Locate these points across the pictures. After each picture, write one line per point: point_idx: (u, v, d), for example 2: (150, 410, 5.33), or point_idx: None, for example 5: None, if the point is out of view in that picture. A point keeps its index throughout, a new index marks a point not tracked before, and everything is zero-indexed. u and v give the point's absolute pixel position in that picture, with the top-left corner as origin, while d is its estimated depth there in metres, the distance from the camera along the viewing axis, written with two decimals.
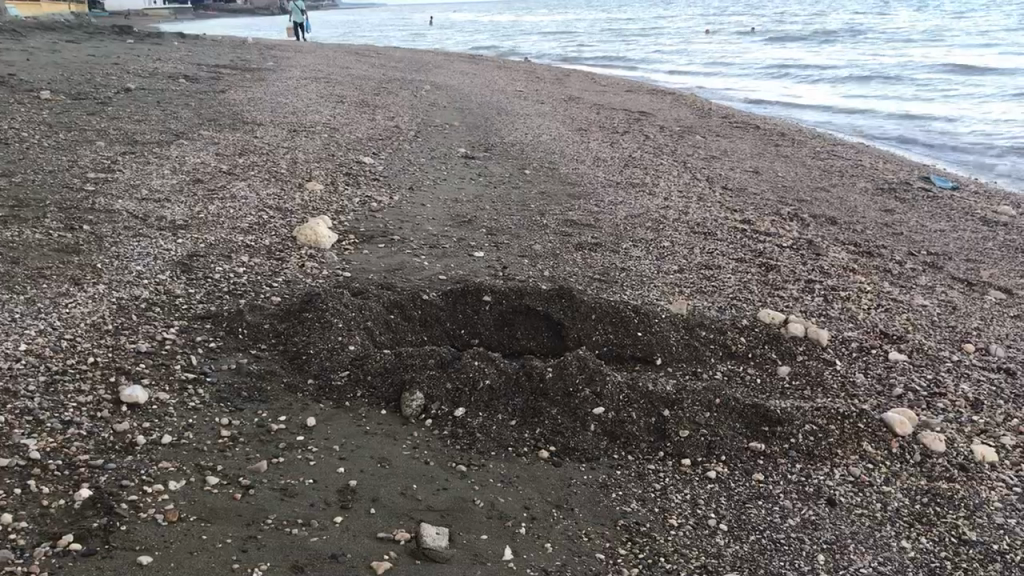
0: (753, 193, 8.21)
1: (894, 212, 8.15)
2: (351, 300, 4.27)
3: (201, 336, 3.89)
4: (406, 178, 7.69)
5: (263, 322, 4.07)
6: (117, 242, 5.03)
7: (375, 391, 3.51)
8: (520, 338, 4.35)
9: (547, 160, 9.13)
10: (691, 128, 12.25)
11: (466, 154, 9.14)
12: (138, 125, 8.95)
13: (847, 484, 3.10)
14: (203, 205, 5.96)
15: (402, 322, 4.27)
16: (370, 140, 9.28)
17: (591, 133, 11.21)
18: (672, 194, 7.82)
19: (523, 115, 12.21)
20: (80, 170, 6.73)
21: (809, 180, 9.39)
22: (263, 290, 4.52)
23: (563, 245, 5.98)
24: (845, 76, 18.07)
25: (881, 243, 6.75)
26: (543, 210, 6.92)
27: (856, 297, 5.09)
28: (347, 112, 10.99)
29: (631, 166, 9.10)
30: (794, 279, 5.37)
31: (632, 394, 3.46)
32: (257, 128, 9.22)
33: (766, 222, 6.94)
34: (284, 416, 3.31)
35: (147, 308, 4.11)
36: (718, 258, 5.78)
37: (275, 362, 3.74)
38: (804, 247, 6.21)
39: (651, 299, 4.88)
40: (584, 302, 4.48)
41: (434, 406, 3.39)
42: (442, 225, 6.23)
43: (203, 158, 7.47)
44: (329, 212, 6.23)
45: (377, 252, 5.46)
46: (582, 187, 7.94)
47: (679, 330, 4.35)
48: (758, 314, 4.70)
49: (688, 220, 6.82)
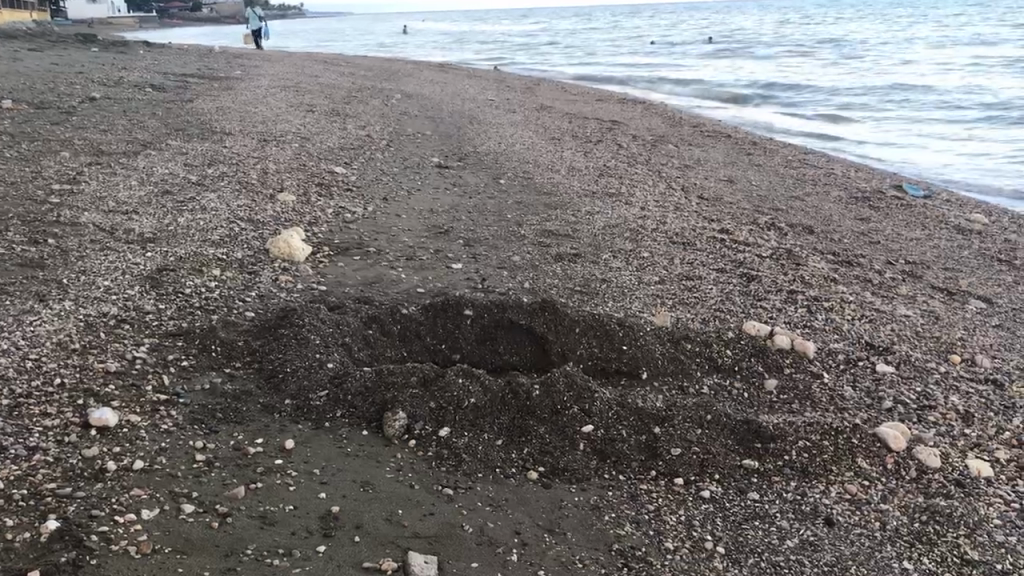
0: (729, 202, 8.17)
1: (870, 221, 8.14)
2: (328, 316, 4.14)
3: (173, 354, 3.75)
4: (380, 188, 7.57)
5: (236, 339, 3.92)
6: (84, 257, 4.87)
7: (356, 411, 3.39)
8: (503, 352, 4.25)
9: (521, 169, 9.06)
10: (664, 137, 12.24)
11: (439, 163, 9.02)
12: (103, 135, 8.75)
13: (844, 502, 3.03)
14: (172, 217, 5.80)
15: (381, 339, 4.16)
16: (341, 150, 9.14)
17: (564, 142, 11.14)
18: (648, 204, 7.76)
19: (495, 124, 12.13)
20: (44, 182, 6.54)
21: (784, 189, 9.38)
22: (236, 305, 4.38)
23: (541, 256, 5.88)
24: (813, 87, 18.10)
25: (860, 252, 6.73)
26: (520, 220, 6.83)
27: (840, 308, 5.03)
28: (317, 121, 10.85)
29: (606, 176, 9.03)
30: (775, 289, 5.31)
31: (622, 411, 3.36)
32: (226, 138, 9.05)
33: (744, 231, 6.89)
34: (260, 439, 3.17)
35: (115, 325, 3.96)
36: (698, 269, 5.72)
37: (250, 381, 3.60)
38: (784, 257, 6.16)
39: (634, 311, 4.80)
40: (567, 315, 4.37)
41: (417, 426, 3.27)
42: (418, 236, 6.12)
43: (171, 168, 7.29)
44: (302, 224, 6.10)
45: (353, 265, 5.34)
46: (558, 196, 7.86)
47: (664, 343, 4.27)
48: (743, 325, 4.62)
49: (666, 230, 6.76)
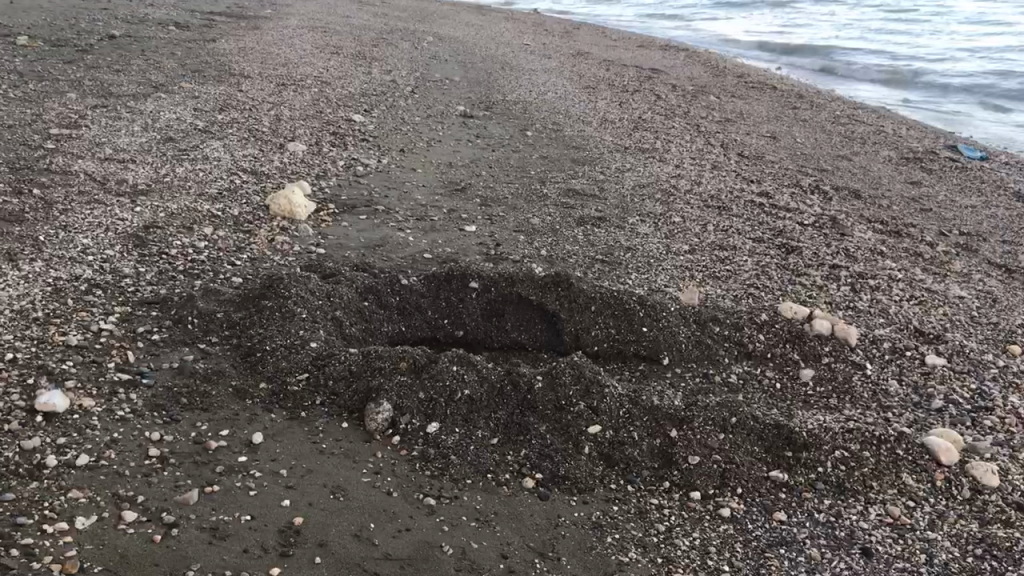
0: (770, 161, 7.67)
1: (922, 185, 7.62)
2: (319, 285, 3.77)
3: (144, 327, 3.41)
4: (399, 138, 7.17)
5: (215, 309, 3.57)
6: (67, 210, 4.54)
7: (337, 400, 3.03)
8: (511, 331, 3.89)
9: (551, 120, 8.59)
10: (704, 88, 11.64)
11: (464, 112, 8.58)
12: (115, 75, 8.39)
13: (885, 528, 2.63)
14: (170, 167, 5.45)
15: (377, 314, 3.79)
16: (363, 96, 8.72)
17: (599, 91, 10.62)
18: (683, 161, 7.28)
19: (528, 71, 11.61)
20: (42, 125, 6.20)
21: (829, 147, 8.84)
22: (223, 270, 4.03)
23: (563, 219, 5.47)
24: (867, 36, 17.27)
25: (910, 221, 6.23)
26: (543, 178, 6.41)
27: (886, 286, 4.58)
28: (341, 64, 10.42)
29: (640, 129, 8.54)
30: (816, 263, 4.87)
31: (635, 410, 2.97)
32: (243, 80, 8.67)
33: (785, 195, 6.41)
34: (225, 431, 2.83)
35: (86, 291, 3.62)
36: (733, 237, 5.28)
37: (225, 360, 3.26)
38: (827, 225, 5.69)
39: (659, 286, 4.39)
40: (583, 291, 3.97)
41: (402, 420, 2.91)
42: (432, 194, 5.73)
43: (179, 113, 6.93)
44: (309, 177, 5.73)
45: (358, 225, 4.97)
46: (587, 151, 7.41)
47: (689, 325, 3.88)
48: (778, 305, 4.19)
49: (700, 192, 6.30)
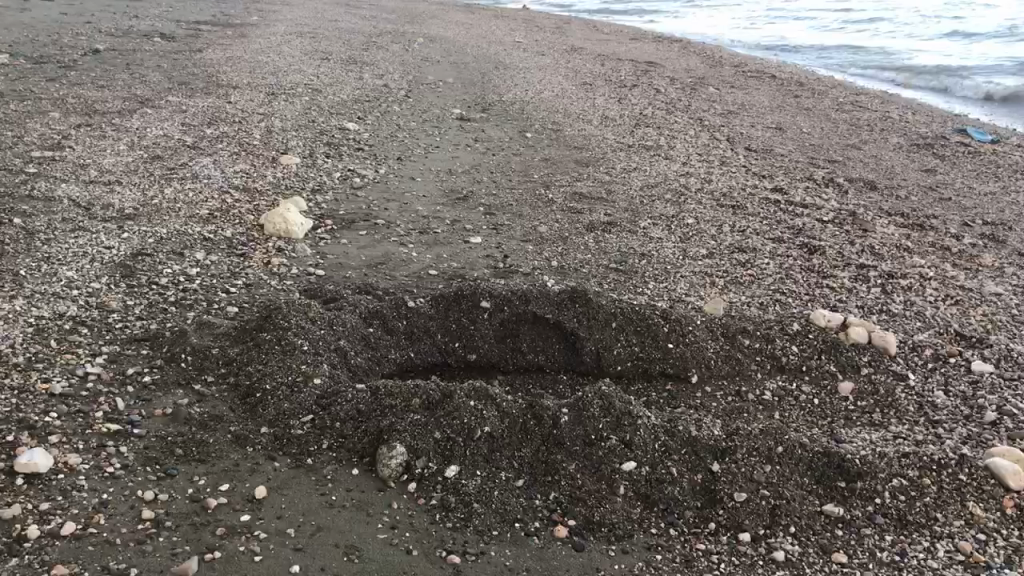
0: (779, 153, 7.42)
1: (936, 172, 7.37)
2: (320, 312, 3.52)
3: (134, 368, 3.16)
4: (395, 146, 6.92)
5: (210, 345, 3.32)
6: (50, 239, 4.28)
7: (345, 443, 2.78)
8: (526, 353, 3.64)
9: (550, 120, 8.34)
10: (703, 79, 11.39)
11: (460, 115, 8.32)
12: (99, 91, 8.13)
13: (958, 567, 2.38)
14: (158, 188, 5.20)
15: (384, 341, 3.55)
16: (354, 102, 8.46)
17: (597, 87, 10.37)
18: (690, 158, 7.04)
19: (523, 69, 11.36)
20: (24, 148, 5.95)
21: (837, 136, 8.59)
22: (217, 299, 3.78)
23: (572, 225, 5.23)
24: (864, 20, 17.04)
25: (931, 212, 5.99)
26: (547, 181, 6.16)
27: (919, 286, 4.34)
28: (332, 70, 10.16)
29: (642, 125, 8.28)
30: (841, 263, 4.62)
31: (672, 442, 2.72)
32: (231, 91, 8.41)
33: (799, 189, 6.17)
34: (225, 485, 2.58)
35: (71, 330, 3.37)
36: (751, 238, 5.03)
37: (223, 402, 3.01)
38: (847, 221, 5.45)
39: (680, 296, 4.14)
40: (602, 307, 3.73)
41: (418, 464, 2.66)
42: (433, 204, 5.49)
43: (166, 129, 6.67)
44: (304, 192, 5.48)
45: (357, 241, 4.72)
46: (590, 151, 7.16)
47: (717, 340, 3.64)
48: (809, 313, 3.94)
49: (712, 190, 6.06)
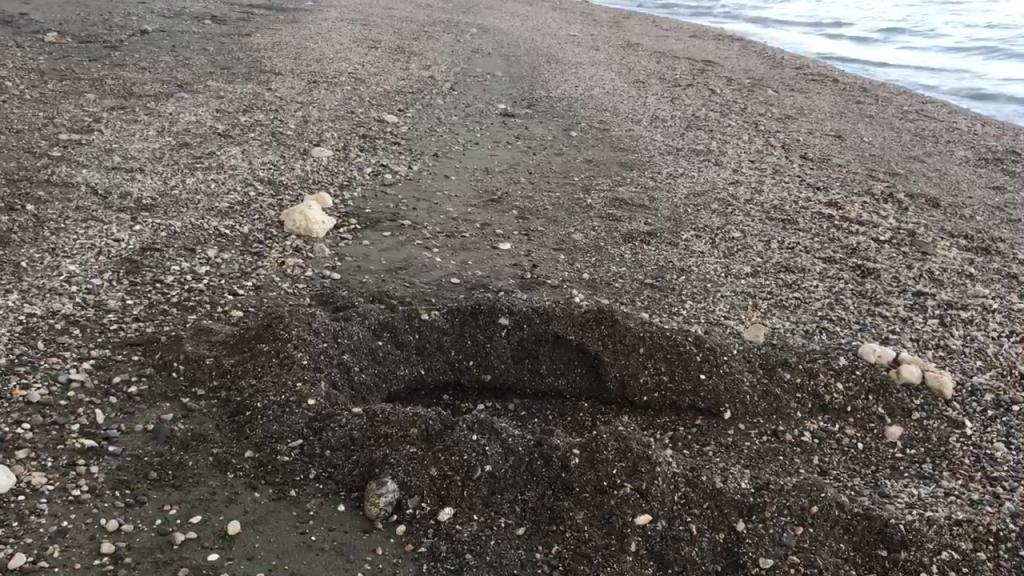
0: (837, 164, 7.04)
1: (1005, 190, 6.95)
2: (326, 322, 3.29)
3: (121, 376, 2.96)
4: (433, 141, 6.68)
5: (205, 354, 3.10)
6: (60, 229, 4.11)
7: (334, 474, 2.55)
8: (546, 376, 3.38)
9: (598, 118, 8.04)
10: (762, 81, 10.98)
11: (505, 110, 8.06)
12: (140, 73, 8.01)
13: None
14: (180, 177, 5.02)
15: (392, 357, 3.31)
16: (397, 93, 8.24)
17: (650, 86, 10.02)
18: (741, 165, 6.70)
19: (575, 64, 11.04)
20: (52, 130, 5.81)
21: (899, 147, 8.17)
22: (222, 302, 3.57)
23: (609, 234, 4.95)
24: (936, 19, 16.38)
25: (997, 234, 5.60)
26: (588, 185, 5.88)
27: (981, 319, 3.99)
28: (378, 59, 9.96)
29: (693, 128, 7.94)
30: (896, 290, 4.28)
31: (693, 495, 2.44)
32: (273, 78, 8.24)
33: (855, 204, 5.82)
34: (197, 517, 2.35)
35: (62, 331, 3.18)
36: (799, 257, 4.71)
37: (210, 418, 2.79)
38: (906, 241, 5.10)
39: (717, 320, 3.85)
40: (629, 329, 3.45)
41: (410, 504, 2.42)
42: (464, 205, 5.25)
43: (200, 115, 6.51)
44: (331, 187, 5.27)
45: (380, 243, 4.50)
46: (636, 154, 6.86)
47: (753, 373, 3.34)
48: (858, 346, 3.61)
49: (762, 201, 5.73)
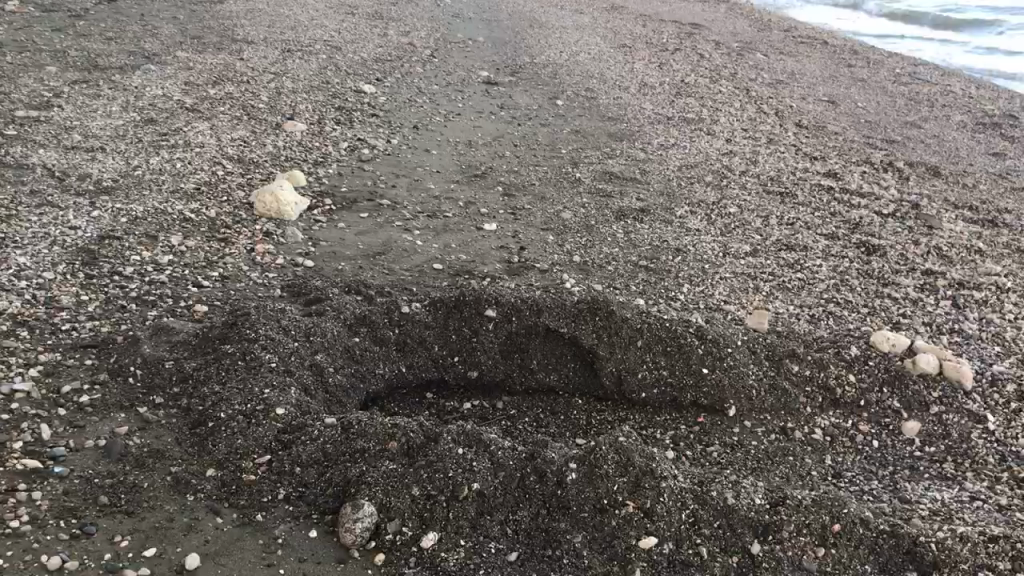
0: (833, 131, 6.79)
1: (1006, 156, 6.72)
2: (296, 319, 3.03)
3: (72, 383, 2.69)
4: (413, 113, 6.39)
5: (164, 356, 2.84)
6: (11, 216, 3.82)
7: (305, 495, 2.30)
8: (536, 372, 3.16)
9: (584, 86, 7.74)
10: (751, 44, 10.68)
11: (487, 78, 7.75)
12: (105, 44, 7.64)
13: None
14: (144, 157, 4.72)
15: (370, 353, 3.06)
16: (375, 62, 7.91)
17: (637, 51, 9.71)
18: (734, 134, 6.43)
19: (559, 29, 10.70)
20: (9, 106, 5.48)
21: (895, 112, 7.93)
22: (186, 296, 3.30)
23: (599, 211, 4.70)
24: None
25: (1002, 204, 5.38)
26: (576, 157, 5.62)
27: (996, 300, 3.77)
28: (355, 25, 9.59)
29: (683, 95, 7.66)
30: (905, 268, 4.06)
31: (702, 513, 2.22)
32: (245, 47, 7.89)
33: (854, 174, 5.58)
34: (151, 550, 2.11)
35: (7, 332, 2.90)
36: (801, 234, 4.47)
37: (169, 431, 2.54)
38: (909, 214, 4.87)
39: (717, 305, 3.61)
40: (626, 320, 3.20)
41: (390, 529, 2.18)
42: (446, 182, 4.98)
43: (167, 88, 6.18)
44: (305, 164, 4.99)
45: (357, 225, 4.23)
46: (625, 123, 6.58)
47: (759, 365, 3.11)
48: (870, 334, 3.38)
49: (757, 173, 5.48)
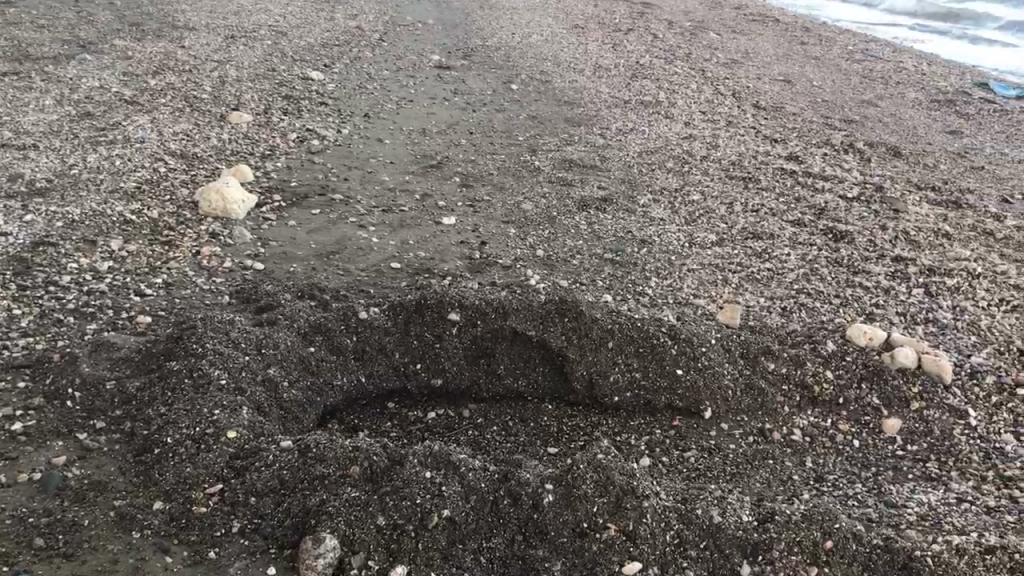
0: (791, 112, 6.71)
1: (963, 134, 6.70)
2: (247, 330, 2.84)
3: (3, 409, 2.48)
4: (363, 100, 6.17)
5: (105, 376, 2.64)
6: None
7: (262, 527, 2.14)
8: (504, 377, 3.01)
9: (538, 69, 7.57)
10: (703, 23, 10.58)
11: (439, 62, 7.54)
12: (37, 33, 7.28)
13: None
14: (80, 154, 4.46)
15: (326, 364, 2.89)
16: (322, 47, 7.65)
17: (590, 32, 9.54)
18: (692, 117, 6.31)
19: (510, 10, 10.49)
20: None
21: (851, 90, 7.87)
22: (128, 306, 3.10)
23: (561, 201, 4.55)
24: None
25: (964, 184, 5.33)
26: (533, 145, 5.46)
27: (968, 286, 3.70)
28: (300, 9, 9.29)
29: (639, 77, 7.53)
30: (875, 255, 3.97)
31: (688, 534, 2.11)
32: (185, 34, 7.58)
33: (816, 157, 5.49)
34: None
35: None
36: (767, 221, 4.37)
37: (111, 459, 2.35)
38: (873, 197, 4.80)
39: (688, 298, 3.49)
40: (596, 321, 3.06)
41: (356, 563, 2.02)
42: (401, 173, 4.80)
43: (103, 79, 5.90)
44: (252, 158, 4.77)
45: (309, 223, 4.04)
46: (581, 107, 6.43)
47: (734, 364, 3.00)
48: (845, 327, 3.27)
49: (719, 157, 5.38)
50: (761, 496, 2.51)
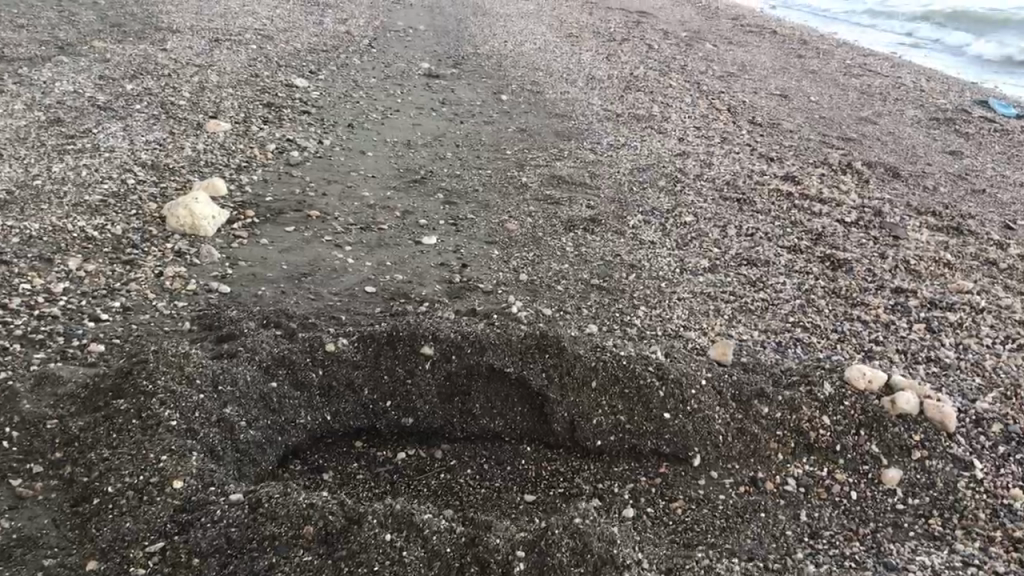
0: (788, 128, 6.54)
1: (963, 155, 6.54)
2: (205, 365, 2.65)
3: None
4: (347, 109, 5.98)
5: (46, 415, 2.43)
6: None
7: None
8: (480, 417, 2.81)
9: (529, 79, 7.39)
10: (700, 34, 10.41)
11: (428, 70, 7.36)
12: (15, 33, 7.07)
13: None
14: (45, 164, 4.26)
15: (289, 401, 2.70)
16: (309, 53, 7.46)
17: (584, 41, 9.37)
18: (686, 132, 6.14)
19: (503, 16, 10.31)
20: None
21: (849, 107, 7.71)
22: (80, 333, 2.89)
23: (548, 220, 4.37)
24: None
25: (965, 209, 5.17)
26: (521, 159, 5.28)
27: (972, 322, 3.52)
28: (289, 12, 9.09)
29: (633, 89, 7.35)
30: (874, 286, 3.80)
31: None
32: (168, 37, 7.38)
33: (813, 177, 5.32)
34: None
35: None
36: (761, 246, 4.19)
37: (44, 509, 2.13)
38: (872, 221, 4.63)
39: (677, 331, 3.31)
40: (578, 359, 2.88)
41: None
42: (383, 188, 4.61)
43: (79, 83, 5.70)
44: (227, 170, 4.57)
45: (281, 241, 3.85)
46: (572, 120, 6.25)
47: (725, 408, 2.82)
48: (844, 367, 3.09)
49: (713, 176, 5.20)
50: (750, 558, 2.33)
